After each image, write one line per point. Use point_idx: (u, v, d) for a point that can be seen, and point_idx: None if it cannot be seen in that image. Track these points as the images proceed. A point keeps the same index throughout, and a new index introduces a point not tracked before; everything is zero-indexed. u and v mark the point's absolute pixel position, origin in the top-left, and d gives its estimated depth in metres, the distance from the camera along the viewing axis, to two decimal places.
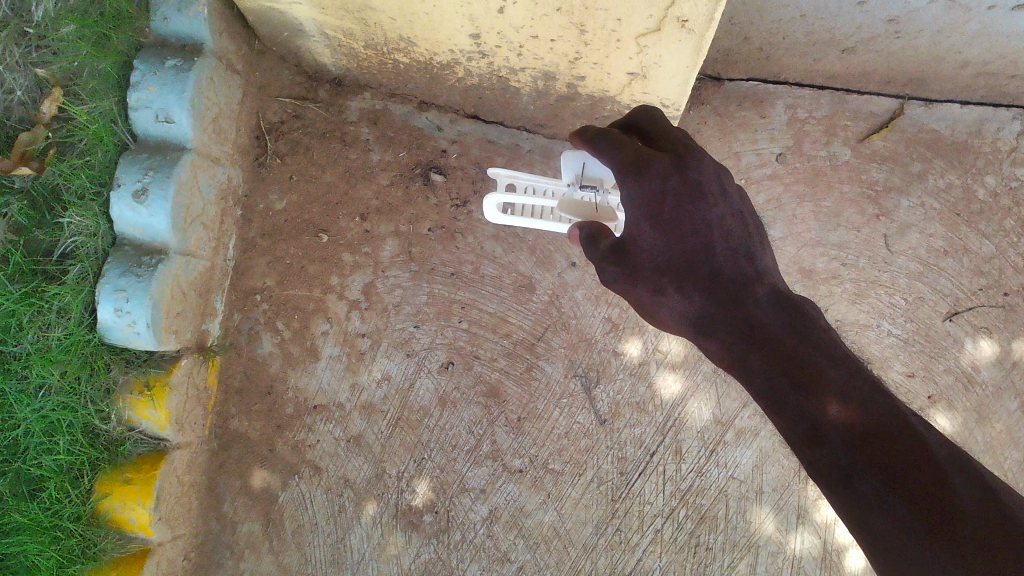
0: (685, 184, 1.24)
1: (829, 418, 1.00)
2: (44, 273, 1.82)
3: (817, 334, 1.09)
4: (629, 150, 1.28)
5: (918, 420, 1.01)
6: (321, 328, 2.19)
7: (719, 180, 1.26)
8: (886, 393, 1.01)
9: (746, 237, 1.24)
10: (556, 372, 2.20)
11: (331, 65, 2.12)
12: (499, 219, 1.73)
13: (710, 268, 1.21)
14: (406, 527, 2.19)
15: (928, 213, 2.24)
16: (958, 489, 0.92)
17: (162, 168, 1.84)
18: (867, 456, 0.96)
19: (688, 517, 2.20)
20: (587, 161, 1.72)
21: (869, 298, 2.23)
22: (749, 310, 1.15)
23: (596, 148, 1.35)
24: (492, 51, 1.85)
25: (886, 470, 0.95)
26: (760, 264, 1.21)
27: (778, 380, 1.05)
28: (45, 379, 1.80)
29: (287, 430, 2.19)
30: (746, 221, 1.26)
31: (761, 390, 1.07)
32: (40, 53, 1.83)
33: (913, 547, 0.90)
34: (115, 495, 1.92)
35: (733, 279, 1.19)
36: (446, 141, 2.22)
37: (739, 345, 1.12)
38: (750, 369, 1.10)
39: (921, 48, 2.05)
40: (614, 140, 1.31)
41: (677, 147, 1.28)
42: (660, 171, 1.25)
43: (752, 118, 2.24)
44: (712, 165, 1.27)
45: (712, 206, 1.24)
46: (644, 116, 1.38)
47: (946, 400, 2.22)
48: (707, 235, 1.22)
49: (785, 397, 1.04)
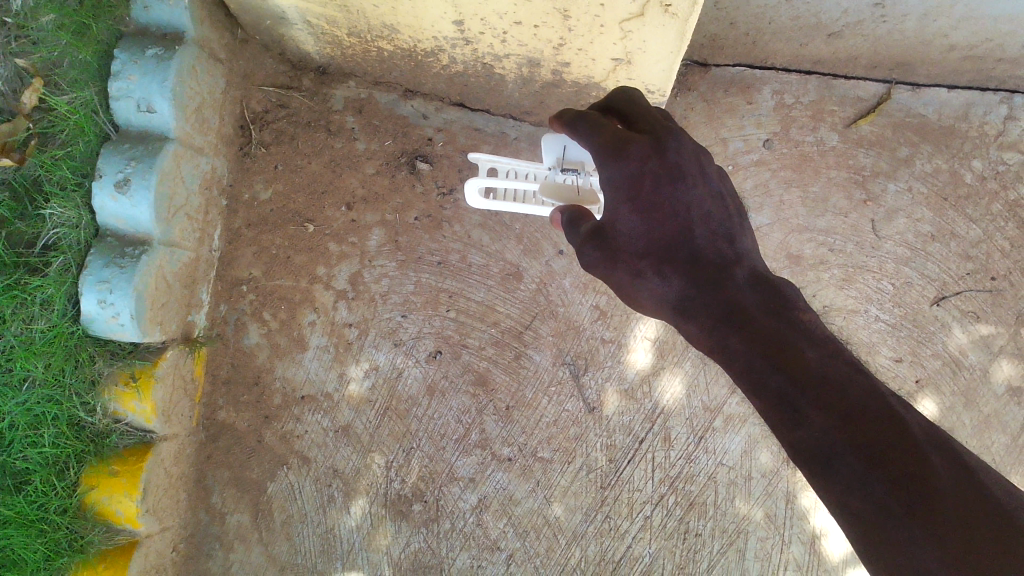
0: (664, 165, 1.24)
1: (813, 402, 0.98)
2: (27, 266, 1.79)
3: (795, 315, 1.10)
4: (609, 131, 1.27)
5: (897, 401, 1.01)
6: (308, 318, 2.19)
7: (698, 161, 1.27)
8: (864, 373, 1.01)
9: (727, 219, 1.25)
10: (544, 360, 2.20)
11: (315, 53, 2.11)
12: (481, 203, 1.73)
13: (689, 251, 1.20)
14: (396, 516, 2.19)
15: (915, 198, 2.24)
16: (936, 470, 0.93)
17: (144, 158, 1.83)
18: (848, 437, 0.95)
19: (677, 504, 2.20)
20: (567, 144, 1.74)
21: (857, 283, 2.23)
22: (730, 292, 1.14)
23: (577, 132, 1.31)
24: (475, 38, 1.83)
25: (866, 451, 0.94)
26: (739, 246, 1.22)
27: (757, 361, 1.04)
28: (29, 372, 1.79)
29: (274, 421, 2.18)
30: (726, 203, 1.27)
31: (743, 371, 1.06)
32: (19, 43, 1.79)
33: (892, 528, 0.91)
34: (102, 487, 1.91)
35: (713, 261, 1.19)
36: (432, 129, 2.20)
37: (721, 327, 1.11)
38: (730, 352, 1.09)
39: (908, 32, 2.05)
40: (594, 121, 1.29)
41: (656, 129, 1.28)
42: (640, 154, 1.24)
43: (739, 104, 2.23)
44: (691, 146, 1.28)
45: (690, 187, 1.24)
46: (624, 98, 1.36)
47: (934, 384, 2.22)
48: (685, 216, 1.23)
49: (767, 378, 1.02)
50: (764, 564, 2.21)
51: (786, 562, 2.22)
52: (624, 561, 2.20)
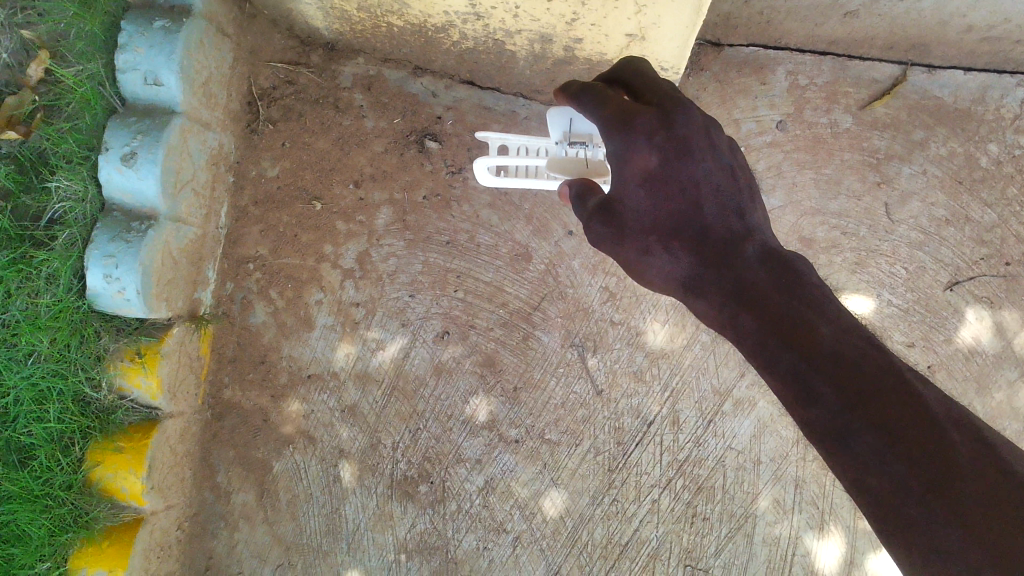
0: (672, 139, 1.20)
1: (825, 379, 0.96)
2: (33, 240, 1.81)
3: (809, 292, 1.07)
4: (615, 104, 1.24)
5: (914, 376, 0.98)
6: (315, 297, 2.17)
7: (707, 134, 1.23)
8: (879, 351, 0.99)
9: (737, 194, 1.22)
10: (553, 341, 2.18)
11: (324, 29, 2.08)
12: (490, 181, 1.70)
13: (697, 227, 1.18)
14: (402, 497, 2.18)
15: (930, 181, 2.21)
16: (955, 445, 0.91)
17: (151, 132, 1.80)
18: (862, 416, 0.93)
19: (685, 488, 2.19)
20: (573, 117, 1.68)
21: (869, 267, 2.20)
22: (739, 269, 1.12)
23: (581, 104, 1.29)
24: (487, 13, 1.81)
25: (882, 429, 0.92)
26: (749, 219, 1.20)
27: (769, 339, 1.03)
28: (34, 346, 1.80)
29: (281, 400, 2.17)
30: (736, 176, 1.24)
31: (753, 348, 1.05)
32: (24, 16, 1.82)
33: (910, 506, 0.89)
34: (107, 464, 1.90)
35: (722, 238, 1.17)
36: (441, 108, 2.18)
37: (730, 304, 1.10)
38: (741, 328, 1.07)
39: (926, 12, 2.02)
40: (598, 93, 1.27)
41: (664, 100, 1.24)
42: (647, 128, 1.21)
43: (752, 85, 2.20)
44: (699, 118, 1.23)
45: (697, 162, 1.21)
46: (631, 69, 1.33)
47: (945, 369, 2.20)
48: (694, 192, 1.20)
49: (778, 356, 1.01)
50: (773, 550, 2.20)
51: (796, 547, 2.19)
52: (631, 545, 2.19)
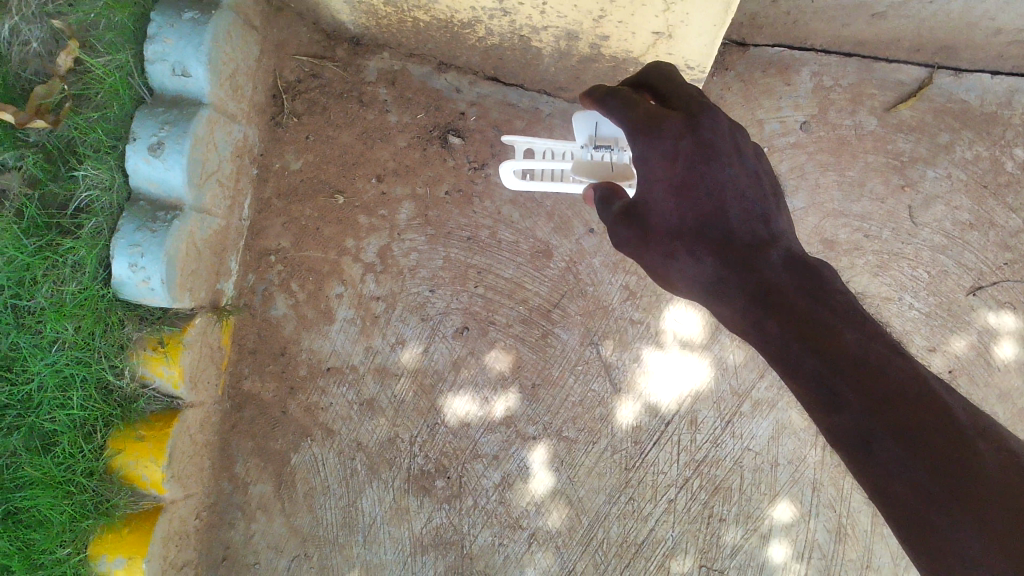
0: (698, 142, 1.20)
1: (849, 384, 0.96)
2: (59, 228, 1.83)
3: (835, 297, 1.05)
4: (641, 109, 1.23)
5: (939, 384, 0.98)
6: (335, 290, 2.18)
7: (733, 139, 1.23)
8: (906, 358, 0.98)
9: (762, 200, 1.20)
10: (572, 339, 2.18)
11: (350, 23, 2.09)
12: (515, 185, 1.70)
13: (722, 231, 1.17)
14: (418, 491, 2.18)
15: (954, 184, 2.20)
16: (979, 452, 0.90)
17: (178, 123, 1.81)
18: (886, 422, 0.93)
19: (702, 488, 2.18)
20: (599, 121, 1.69)
21: (891, 270, 2.19)
22: (764, 274, 1.11)
23: (606, 108, 1.27)
24: (514, 8, 1.81)
25: (905, 436, 0.92)
26: (775, 226, 1.18)
27: (793, 344, 1.02)
28: (59, 334, 1.81)
29: (300, 392, 2.18)
30: (761, 181, 1.22)
31: (778, 353, 1.04)
32: (56, 5, 1.84)
33: (932, 513, 0.89)
34: (128, 451, 1.92)
35: (747, 243, 1.16)
36: (465, 104, 2.18)
37: (755, 309, 1.08)
38: (766, 333, 1.06)
39: (954, 13, 2.02)
40: (624, 98, 1.25)
41: (690, 105, 1.23)
42: (673, 132, 1.21)
43: (777, 85, 2.20)
44: (725, 123, 1.23)
45: (722, 166, 1.20)
46: (657, 73, 1.32)
47: (967, 374, 2.19)
48: (719, 196, 1.19)
49: (801, 361, 1.00)
50: (789, 552, 2.19)
51: (812, 550, 2.19)
52: (646, 544, 2.18)
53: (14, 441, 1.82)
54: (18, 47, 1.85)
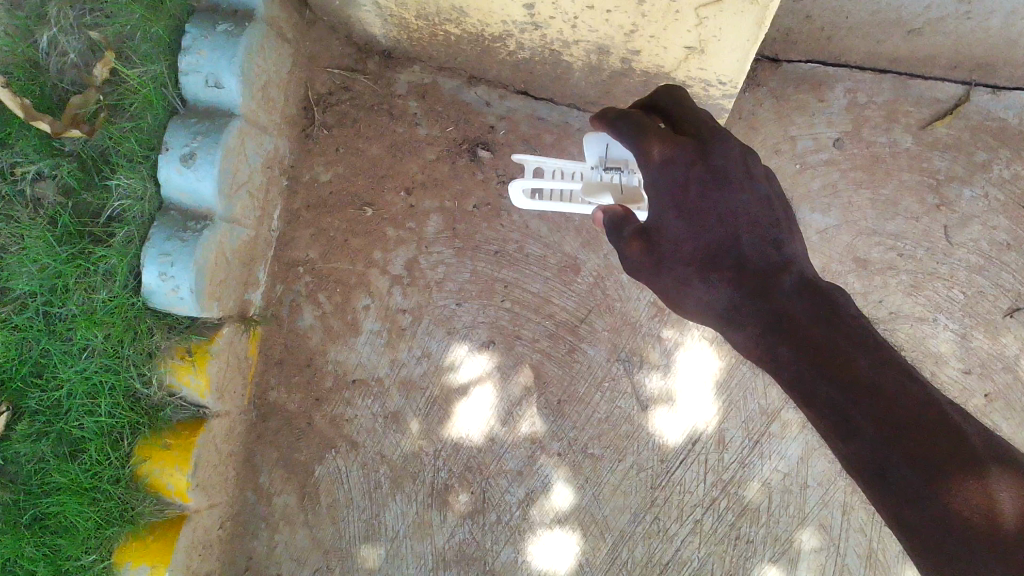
0: (710, 170, 1.19)
1: (863, 411, 0.93)
2: (91, 236, 1.85)
3: (847, 322, 1.02)
4: (652, 132, 1.22)
5: (953, 406, 0.95)
6: (362, 302, 2.18)
7: (745, 163, 1.20)
8: (920, 382, 0.95)
9: (775, 223, 1.17)
10: (598, 355, 2.16)
11: (382, 36, 2.10)
12: (526, 204, 1.69)
13: (735, 258, 1.14)
14: (442, 506, 2.17)
15: (991, 204, 2.16)
16: (995, 479, 0.89)
17: (210, 133, 1.82)
18: (902, 449, 0.91)
19: (729, 509, 2.15)
20: (609, 142, 1.65)
21: (926, 290, 2.15)
22: (777, 301, 1.07)
23: (617, 131, 1.27)
24: (546, 22, 1.81)
25: (921, 463, 0.90)
26: (788, 251, 1.14)
27: (806, 371, 0.99)
28: (88, 341, 1.83)
29: (325, 404, 2.18)
30: (774, 206, 1.19)
31: (792, 378, 1.01)
32: (93, 17, 1.87)
33: (950, 542, 0.88)
34: (154, 459, 1.92)
35: (759, 269, 1.12)
36: (495, 117, 2.18)
37: (768, 336, 1.06)
38: (779, 359, 1.03)
39: (993, 30, 1.99)
40: (635, 121, 1.25)
41: (701, 130, 1.22)
42: (685, 158, 1.20)
43: (810, 101, 2.17)
44: (738, 147, 1.21)
45: (734, 192, 1.18)
46: (668, 96, 1.31)
47: (1004, 399, 2.14)
48: (731, 223, 1.16)
49: (816, 388, 0.98)
50: None
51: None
52: (672, 564, 2.15)
53: (43, 447, 1.84)
54: (54, 58, 1.87)
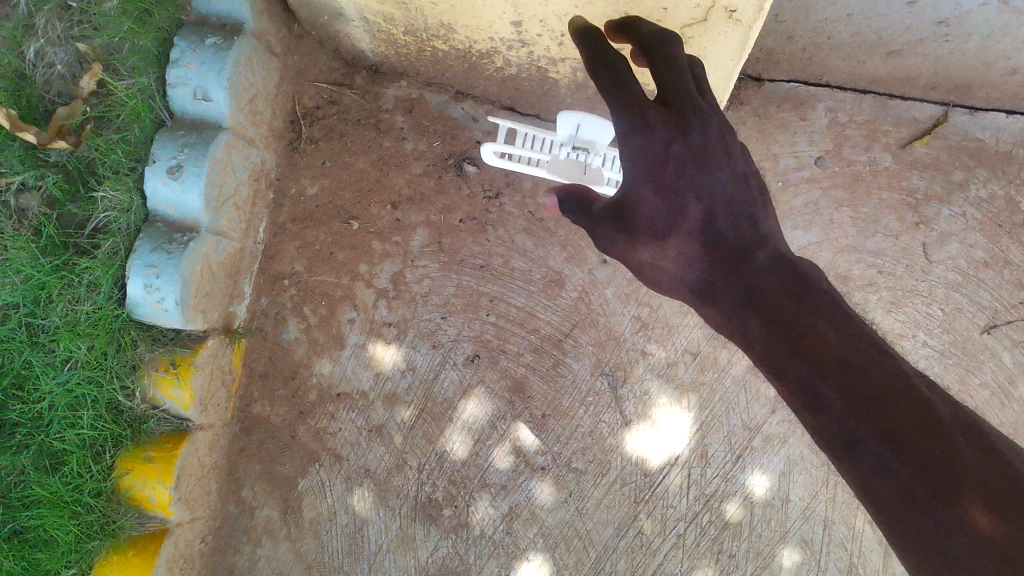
0: (689, 149, 1.12)
1: (833, 387, 0.92)
2: (76, 247, 1.85)
3: (819, 298, 1.01)
4: (635, 102, 1.13)
5: (921, 379, 0.94)
6: (348, 315, 2.18)
7: (723, 140, 1.14)
8: (891, 355, 0.94)
9: (750, 202, 1.13)
10: (583, 369, 2.17)
11: (369, 51, 2.12)
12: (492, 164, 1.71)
13: (708, 233, 1.11)
14: (425, 520, 2.17)
15: (969, 223, 2.19)
16: (964, 454, 0.88)
17: (198, 146, 1.83)
18: (871, 425, 0.90)
19: (712, 523, 2.16)
20: (581, 123, 1.63)
21: (905, 307, 2.18)
22: (750, 277, 1.06)
23: (597, 78, 1.19)
24: (533, 40, 1.84)
25: (892, 438, 0.89)
26: (763, 228, 1.12)
27: (777, 346, 0.98)
28: (71, 353, 1.82)
29: (309, 417, 2.17)
30: (749, 183, 1.15)
31: (762, 356, 1.00)
32: (81, 28, 1.86)
33: (918, 515, 0.88)
34: (136, 472, 1.90)
35: (733, 245, 1.10)
36: (481, 133, 2.20)
37: (740, 311, 1.04)
38: (749, 334, 1.03)
39: (970, 52, 2.03)
40: (618, 85, 1.16)
41: (683, 106, 1.13)
42: (661, 136, 1.12)
43: (792, 120, 2.21)
44: (716, 122, 1.15)
45: (710, 170, 1.13)
46: (659, 47, 1.18)
47: (981, 414, 2.17)
48: (705, 199, 1.12)
49: (787, 363, 0.96)
50: None
51: None
52: None
53: (23, 459, 1.83)
54: (42, 69, 1.87)
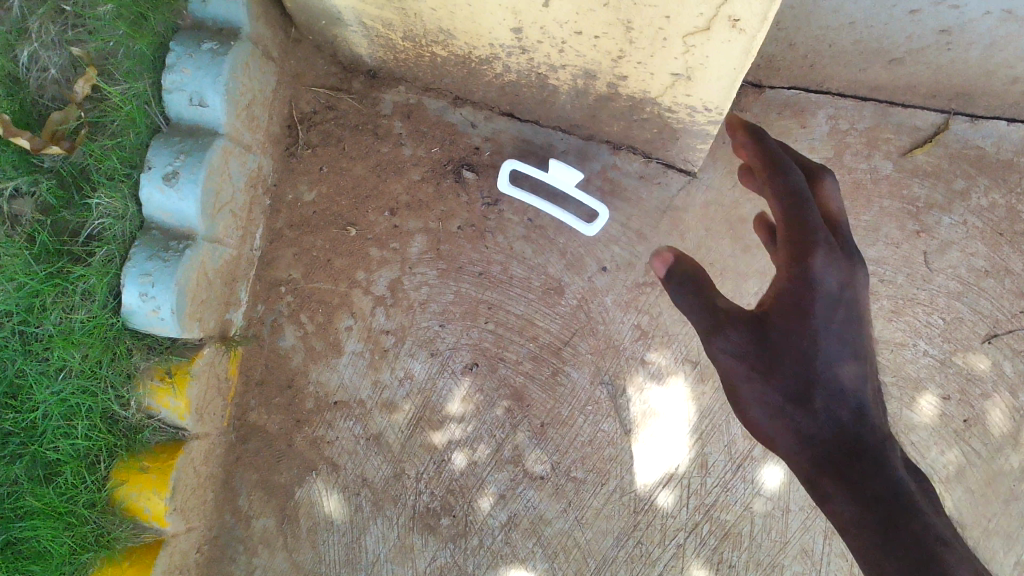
0: (805, 284, 1.23)
1: (849, 476, 1.14)
2: (70, 255, 1.82)
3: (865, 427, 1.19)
4: (812, 228, 1.23)
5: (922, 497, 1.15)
6: (345, 323, 2.16)
7: (843, 286, 1.24)
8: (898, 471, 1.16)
9: (851, 343, 1.24)
10: (582, 378, 2.15)
11: (367, 56, 2.10)
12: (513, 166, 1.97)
13: (804, 356, 1.22)
14: (423, 530, 2.15)
15: (970, 231, 2.19)
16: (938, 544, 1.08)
17: (194, 152, 1.81)
18: (879, 514, 1.10)
19: (711, 533, 2.15)
20: None
21: (905, 316, 2.17)
22: (823, 392, 1.21)
23: (773, 181, 1.30)
24: (533, 46, 1.82)
25: (887, 523, 1.09)
26: (855, 379, 1.23)
27: (820, 444, 1.18)
28: (65, 362, 1.80)
29: (305, 426, 2.15)
30: (846, 313, 1.24)
31: (808, 456, 1.18)
32: (75, 32, 1.83)
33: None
34: (131, 483, 1.88)
35: (830, 383, 1.21)
36: (480, 138, 2.17)
37: (804, 422, 1.19)
38: (802, 442, 1.19)
39: (972, 61, 2.02)
40: (782, 190, 1.28)
41: (845, 246, 1.26)
42: (817, 269, 1.22)
43: (794, 128, 2.19)
44: (847, 264, 1.24)
45: (822, 294, 1.23)
46: (841, 207, 1.31)
47: (981, 424, 2.16)
48: (815, 325, 1.23)
49: (823, 456, 1.17)
50: None
51: None
52: None
53: (16, 469, 1.81)
54: (35, 73, 1.85)
